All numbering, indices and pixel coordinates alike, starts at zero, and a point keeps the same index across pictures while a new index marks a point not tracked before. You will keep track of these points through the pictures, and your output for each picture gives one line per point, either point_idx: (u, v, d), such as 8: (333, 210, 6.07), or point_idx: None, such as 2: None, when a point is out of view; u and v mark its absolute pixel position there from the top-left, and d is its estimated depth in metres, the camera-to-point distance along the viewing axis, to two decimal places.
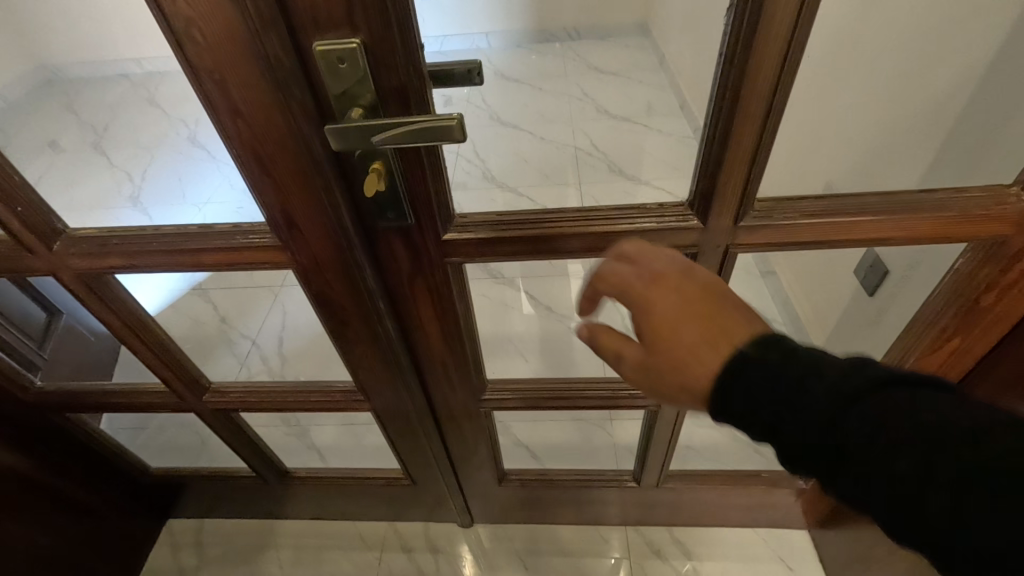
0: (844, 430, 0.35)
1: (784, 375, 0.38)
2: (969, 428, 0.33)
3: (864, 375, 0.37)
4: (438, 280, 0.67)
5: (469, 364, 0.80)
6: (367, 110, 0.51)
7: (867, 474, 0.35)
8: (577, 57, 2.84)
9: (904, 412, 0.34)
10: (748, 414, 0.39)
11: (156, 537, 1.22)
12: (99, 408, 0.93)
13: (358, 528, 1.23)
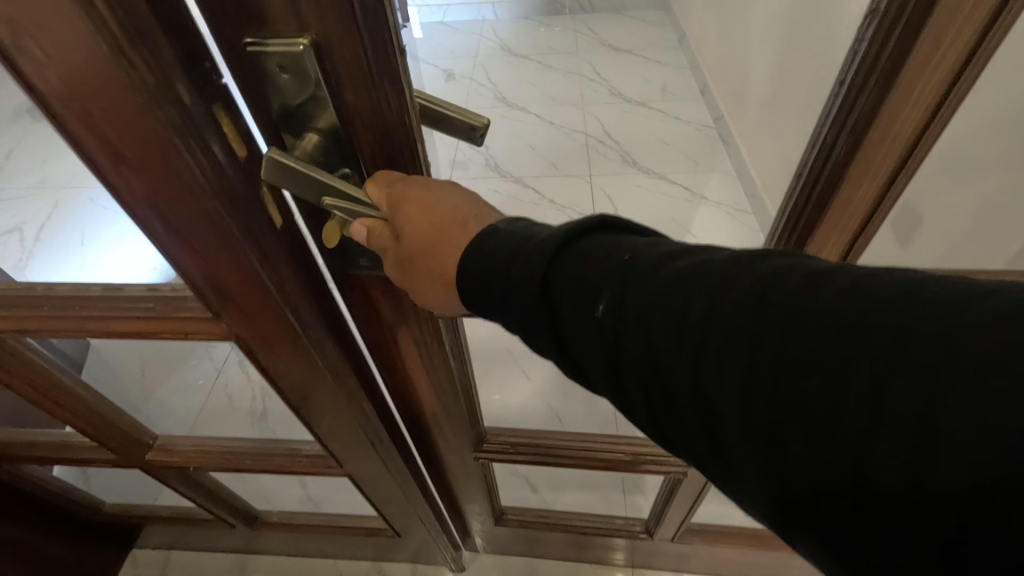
0: (570, 294, 0.35)
1: (509, 246, 0.38)
2: (680, 268, 0.33)
3: (589, 237, 0.37)
4: (428, 338, 0.58)
5: (461, 414, 0.73)
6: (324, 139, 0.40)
7: (599, 334, 0.35)
8: (588, 32, 2.63)
9: (619, 265, 0.34)
10: (486, 293, 0.39)
11: (118, 569, 1.12)
12: (31, 451, 0.81)
13: (339, 566, 1.14)
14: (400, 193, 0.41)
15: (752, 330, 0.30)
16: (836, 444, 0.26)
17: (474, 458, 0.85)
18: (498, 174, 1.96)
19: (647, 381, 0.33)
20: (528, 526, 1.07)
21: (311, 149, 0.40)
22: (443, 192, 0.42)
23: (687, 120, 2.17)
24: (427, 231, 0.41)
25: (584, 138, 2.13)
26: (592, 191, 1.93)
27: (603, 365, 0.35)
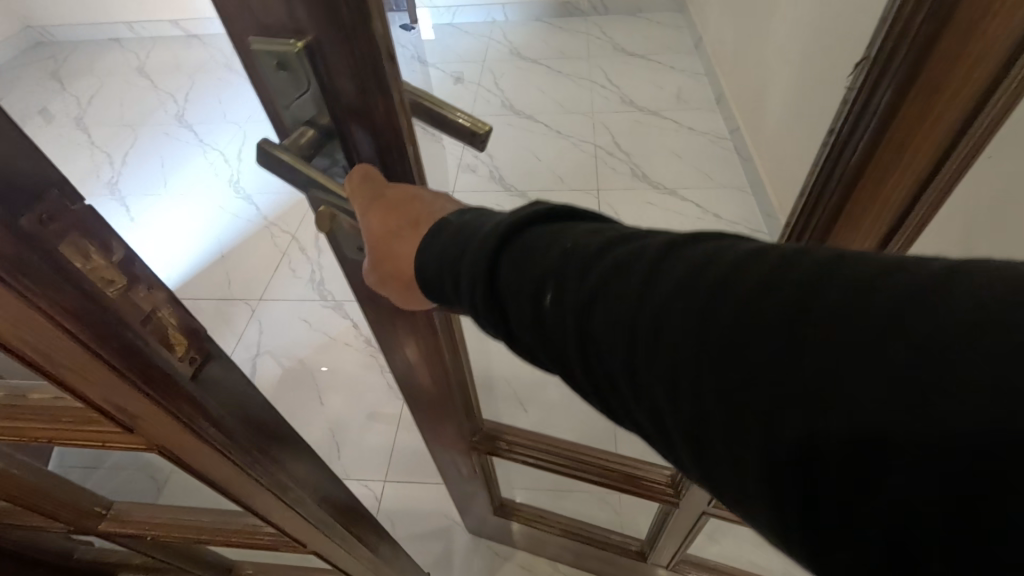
0: (514, 285, 0.33)
1: (456, 241, 0.37)
2: (620, 257, 0.30)
3: (534, 227, 0.35)
4: (424, 330, 0.63)
5: (455, 394, 0.78)
6: (319, 135, 0.41)
7: (540, 328, 0.33)
8: (598, 36, 2.56)
9: (560, 255, 0.32)
10: (434, 287, 0.39)
11: None
12: None
13: None
14: (370, 196, 0.41)
15: (688, 325, 0.26)
16: (776, 452, 0.23)
17: (471, 452, 0.91)
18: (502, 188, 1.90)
19: (589, 375, 0.31)
20: (527, 523, 1.08)
21: (305, 145, 0.40)
22: (409, 193, 0.42)
23: (702, 131, 2.09)
24: (388, 228, 0.41)
25: (593, 148, 2.06)
26: (600, 206, 1.86)
27: (555, 358, 0.33)
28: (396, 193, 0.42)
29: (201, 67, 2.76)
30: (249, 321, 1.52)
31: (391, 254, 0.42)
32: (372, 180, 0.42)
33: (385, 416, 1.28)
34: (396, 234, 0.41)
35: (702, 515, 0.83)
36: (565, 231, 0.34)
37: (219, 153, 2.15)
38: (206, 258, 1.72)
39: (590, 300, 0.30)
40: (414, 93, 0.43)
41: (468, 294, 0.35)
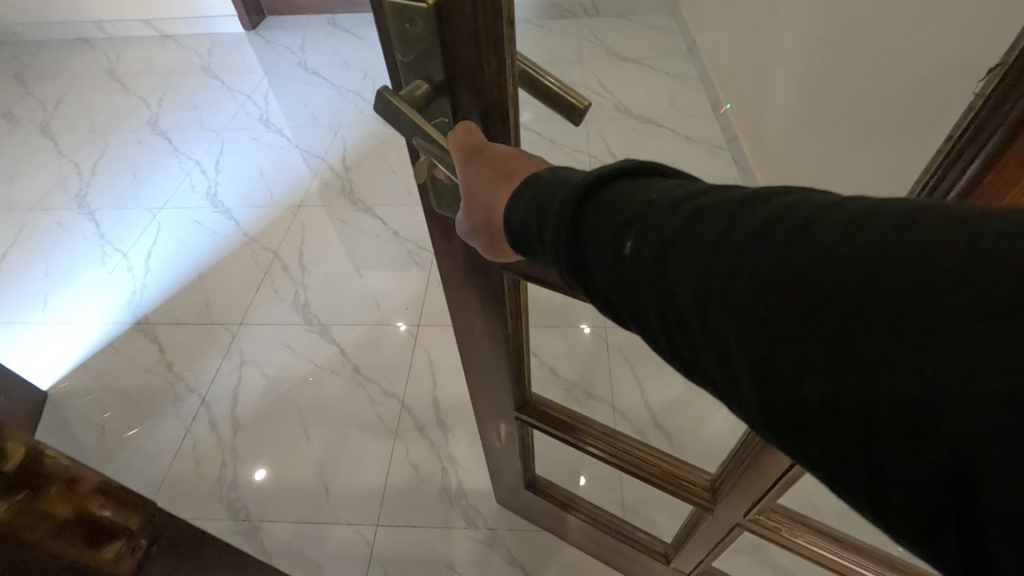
0: (597, 232, 0.31)
1: (546, 190, 0.35)
2: (712, 207, 0.28)
3: (619, 178, 0.33)
4: (494, 285, 0.64)
5: (512, 359, 0.77)
6: (432, 91, 0.44)
7: (617, 272, 0.30)
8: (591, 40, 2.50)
9: (644, 204, 0.30)
10: (522, 238, 0.36)
11: None
12: None
13: None
14: (471, 150, 0.41)
15: (792, 270, 0.24)
16: (869, 389, 0.22)
17: (516, 418, 0.88)
18: None
19: (665, 323, 0.29)
20: (552, 506, 1.03)
21: (417, 98, 0.44)
22: (506, 153, 0.41)
23: (698, 139, 2.03)
24: (485, 173, 0.40)
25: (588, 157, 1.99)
26: None
27: (626, 304, 0.31)
28: (495, 151, 0.41)
29: (175, 70, 2.64)
30: (228, 346, 1.43)
31: (486, 198, 0.40)
32: (474, 138, 0.42)
33: (380, 433, 1.24)
34: (491, 179, 0.40)
35: (736, 526, 0.77)
36: (655, 183, 0.32)
37: (196, 162, 2.05)
38: (179, 277, 1.62)
39: (677, 248, 0.28)
40: (525, 65, 0.45)
41: (550, 240, 0.34)
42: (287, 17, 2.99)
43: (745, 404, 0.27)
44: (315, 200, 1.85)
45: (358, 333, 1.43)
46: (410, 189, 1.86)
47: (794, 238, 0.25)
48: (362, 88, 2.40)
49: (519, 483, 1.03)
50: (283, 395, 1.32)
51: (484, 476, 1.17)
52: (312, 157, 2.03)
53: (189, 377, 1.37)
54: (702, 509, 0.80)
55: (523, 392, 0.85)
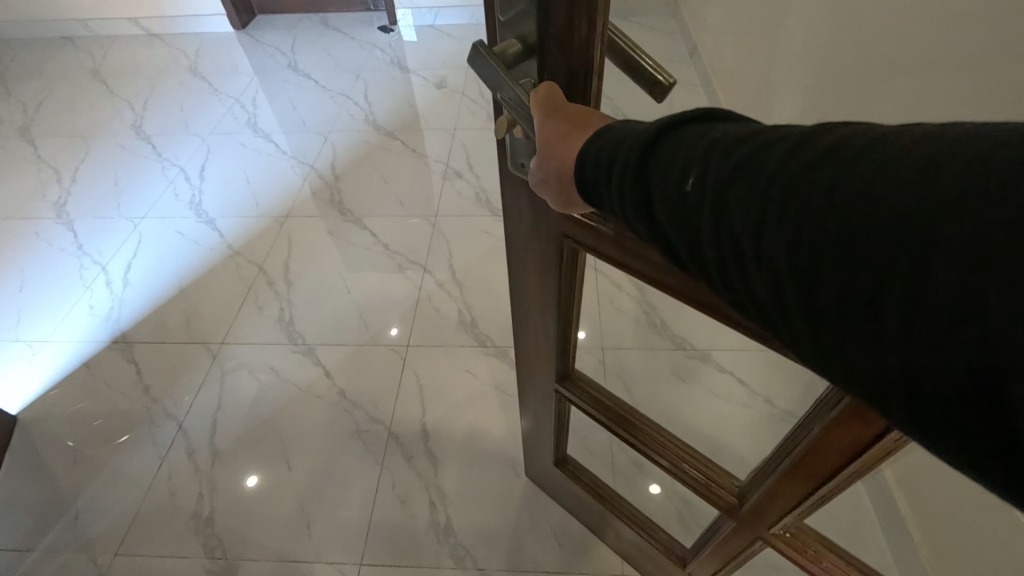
0: (663, 174, 0.34)
1: (614, 140, 0.39)
2: (772, 140, 0.29)
3: (685, 126, 0.35)
4: (553, 250, 0.70)
5: (565, 327, 0.82)
6: (524, 51, 0.48)
7: (679, 209, 0.33)
8: None
9: (708, 143, 0.32)
10: (592, 184, 0.40)
11: None
12: None
13: None
14: (550, 107, 0.46)
15: (843, 189, 0.26)
16: (907, 287, 0.23)
17: (556, 389, 0.92)
18: (488, 213, 1.73)
19: (722, 251, 0.31)
20: (578, 489, 1.04)
21: (510, 56, 0.48)
22: (582, 113, 0.45)
23: None
24: (564, 125, 0.45)
25: None
26: None
27: (684, 236, 0.33)
28: (571, 110, 0.45)
29: (162, 71, 2.57)
30: (208, 370, 1.36)
31: (564, 146, 0.44)
32: (555, 97, 0.46)
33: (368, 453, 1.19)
34: (569, 131, 0.44)
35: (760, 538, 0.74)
36: (720, 125, 0.33)
37: (180, 169, 1.98)
38: (156, 293, 1.55)
39: (736, 177, 0.30)
40: (619, 37, 0.47)
41: (620, 182, 0.37)
42: (278, 16, 2.91)
43: (793, 322, 0.28)
44: (302, 209, 1.78)
45: (345, 353, 1.37)
46: (402, 199, 1.80)
47: (849, 161, 0.26)
48: (354, 92, 2.33)
49: (549, 459, 1.06)
50: (268, 416, 1.27)
51: (478, 500, 1.13)
52: (301, 164, 1.96)
53: (167, 402, 1.30)
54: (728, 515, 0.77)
55: (565, 364, 0.88)
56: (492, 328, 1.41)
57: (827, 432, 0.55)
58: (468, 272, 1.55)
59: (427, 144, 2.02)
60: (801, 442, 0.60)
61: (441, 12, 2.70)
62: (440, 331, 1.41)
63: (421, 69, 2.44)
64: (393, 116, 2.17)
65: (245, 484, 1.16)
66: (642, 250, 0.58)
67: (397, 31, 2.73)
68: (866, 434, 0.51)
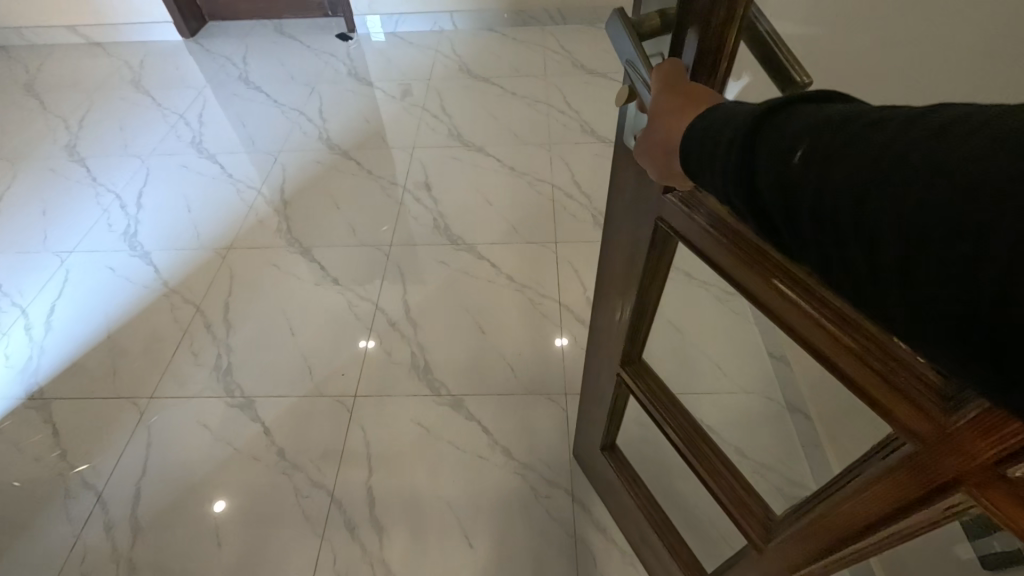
0: (764, 151, 0.27)
1: (722, 113, 0.31)
2: (908, 120, 0.22)
3: (798, 104, 0.27)
4: (646, 232, 0.62)
5: (640, 321, 0.74)
6: (661, 26, 0.44)
7: (779, 194, 0.26)
8: (561, 53, 2.39)
9: (822, 119, 0.25)
10: (694, 158, 0.32)
11: None
12: None
13: None
14: (671, 82, 0.39)
15: (991, 179, 0.19)
16: None
17: (619, 372, 0.84)
18: (448, 240, 1.62)
19: (829, 249, 0.24)
20: (614, 476, 1.00)
21: (647, 28, 0.45)
22: (705, 89, 0.38)
23: None
24: (677, 98, 0.38)
25: (550, 189, 1.76)
26: (557, 268, 1.53)
27: (786, 223, 0.26)
28: (692, 84, 0.38)
29: (102, 84, 2.40)
30: (132, 430, 1.24)
31: (676, 116, 0.37)
32: (678, 73, 0.40)
33: (313, 514, 1.10)
34: (682, 102, 0.37)
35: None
36: (853, 105, 0.26)
37: (116, 196, 1.84)
38: (79, 340, 1.42)
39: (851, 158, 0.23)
40: (763, 24, 0.41)
41: (724, 155, 0.29)
42: (231, 23, 2.75)
43: (900, 321, 0.23)
44: (245, 240, 1.65)
45: (287, 409, 1.26)
46: (354, 228, 1.68)
47: (970, 137, 0.20)
48: (308, 107, 2.19)
49: (597, 440, 1.02)
50: (207, 471, 1.17)
51: (434, 562, 1.04)
52: (246, 189, 1.83)
53: (86, 469, 1.18)
54: (756, 544, 0.65)
55: (634, 347, 0.79)
56: (448, 373, 1.30)
57: (873, 479, 0.43)
58: (424, 309, 1.45)
59: (383, 164, 1.90)
60: (841, 488, 0.47)
61: (403, 19, 2.57)
62: (387, 382, 1.29)
63: (381, 82, 2.31)
64: (349, 133, 2.05)
65: (213, 509, 1.12)
66: (742, 242, 0.47)
67: (356, 40, 2.60)
68: (915, 486, 0.39)
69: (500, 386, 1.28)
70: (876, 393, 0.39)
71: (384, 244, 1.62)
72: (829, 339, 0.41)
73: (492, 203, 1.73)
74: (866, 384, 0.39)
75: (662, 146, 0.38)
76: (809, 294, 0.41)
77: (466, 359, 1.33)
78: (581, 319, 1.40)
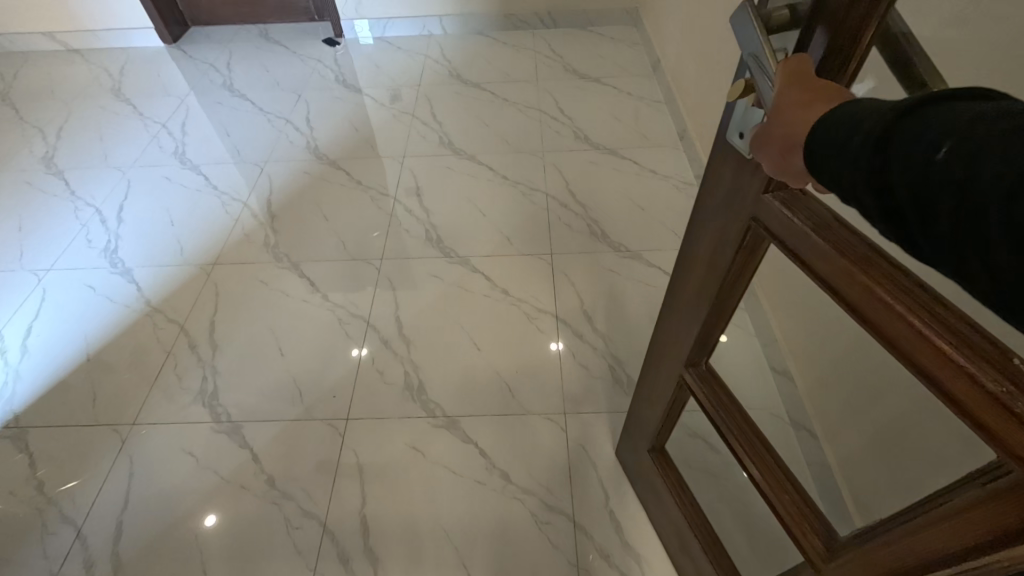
0: (904, 148, 0.27)
1: (855, 110, 0.31)
2: None
3: (943, 103, 0.27)
4: (735, 234, 0.59)
5: (715, 326, 0.70)
6: (791, 21, 0.40)
7: (916, 188, 0.26)
8: (554, 57, 2.36)
9: (972, 117, 0.25)
10: (819, 158, 0.32)
11: None
12: None
13: None
14: (795, 75, 0.37)
15: None
16: None
17: (681, 374, 0.80)
18: (442, 253, 1.58)
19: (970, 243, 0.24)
20: (659, 479, 0.98)
21: (775, 22, 0.41)
22: (834, 88, 0.36)
23: (663, 175, 1.78)
24: (804, 95, 0.36)
25: (545, 199, 1.73)
26: (553, 280, 1.50)
27: (921, 216, 0.26)
28: (823, 82, 0.36)
29: (81, 92, 2.33)
30: (113, 460, 1.19)
31: (804, 114, 0.35)
32: (804, 69, 0.37)
33: (305, 546, 1.06)
34: (811, 98, 0.35)
35: None
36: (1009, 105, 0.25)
37: (95, 210, 1.77)
38: (57, 363, 1.37)
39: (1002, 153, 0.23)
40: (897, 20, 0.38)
41: (860, 150, 0.29)
42: (215, 28, 2.68)
43: None
44: (231, 255, 1.60)
45: (276, 434, 1.21)
46: (344, 241, 1.63)
47: None
48: (295, 115, 2.14)
49: (646, 439, 1.00)
50: (192, 502, 1.12)
51: None
52: (232, 201, 1.78)
53: (65, 502, 1.13)
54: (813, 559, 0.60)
55: (703, 352, 0.75)
56: (444, 393, 1.27)
57: (963, 507, 0.38)
58: (416, 326, 1.40)
59: (373, 174, 1.85)
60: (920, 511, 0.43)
61: (390, 23, 2.52)
62: (380, 403, 1.25)
63: (370, 88, 2.26)
64: (336, 142, 2.00)
65: (201, 524, 1.09)
66: (844, 247, 0.44)
67: (344, 44, 2.54)
68: (1014, 519, 0.35)
69: (502, 406, 1.24)
70: (975, 408, 0.36)
71: (374, 258, 1.58)
72: (928, 349, 0.38)
73: (486, 214, 1.69)
74: (964, 400, 0.36)
75: (785, 142, 0.37)
76: (911, 302, 0.39)
77: (463, 378, 1.29)
78: (580, 334, 1.37)
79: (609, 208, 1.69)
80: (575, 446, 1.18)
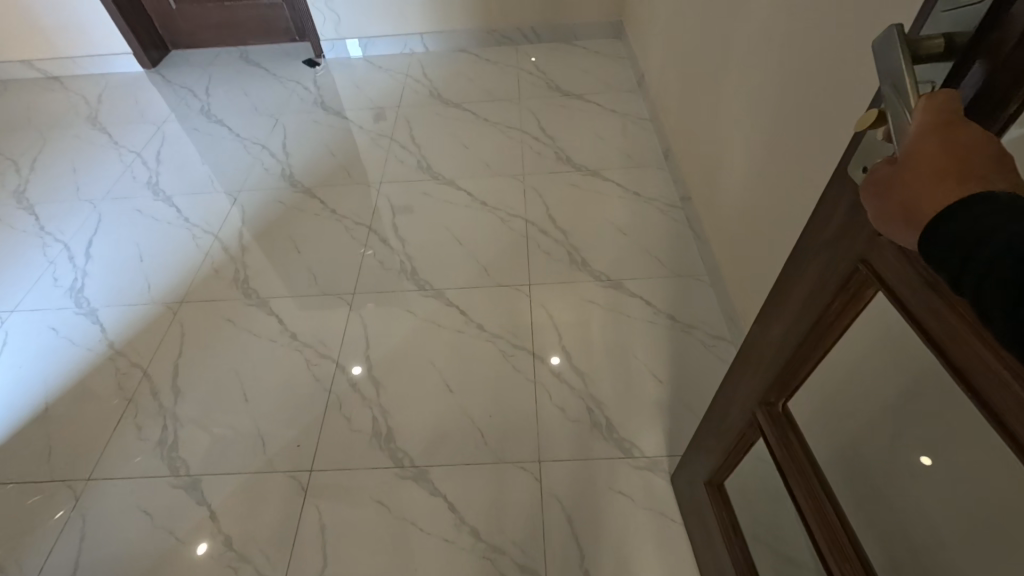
0: None
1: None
2: None
3: None
4: (837, 275, 0.52)
5: (799, 373, 0.63)
6: (946, 53, 0.33)
7: None
8: (539, 73, 2.31)
9: None
10: (955, 236, 0.29)
11: None
12: None
13: None
14: (942, 128, 0.31)
15: None
16: None
17: (754, 412, 0.73)
18: (416, 285, 1.52)
19: None
20: (711, 512, 0.93)
21: (926, 52, 0.34)
22: (980, 148, 0.30)
23: (648, 197, 1.71)
24: (939, 163, 0.31)
25: (524, 225, 1.67)
26: (534, 312, 1.43)
27: None
28: (973, 147, 0.30)
29: (58, 122, 2.29)
30: (65, 521, 1.13)
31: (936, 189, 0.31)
32: (954, 118, 0.31)
33: None
34: (950, 170, 0.30)
35: None
36: None
37: (63, 247, 1.73)
38: (14, 413, 1.32)
39: None
40: None
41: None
42: (195, 51, 2.64)
43: None
44: (198, 293, 1.55)
45: (236, 489, 1.15)
46: (316, 275, 1.57)
47: None
48: (270, 140, 2.10)
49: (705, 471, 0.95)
50: (151, 564, 1.07)
51: None
52: (200, 234, 1.73)
53: (12, 568, 1.07)
54: None
55: (782, 396, 0.68)
56: (416, 442, 1.20)
57: None
58: (388, 367, 1.34)
59: (347, 202, 1.80)
60: None
61: (371, 41, 2.48)
62: (346, 454, 1.19)
63: (352, 110, 2.21)
64: (311, 168, 1.94)
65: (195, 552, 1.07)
66: (964, 309, 0.38)
67: (324, 65, 2.50)
68: None
69: (487, 453, 1.18)
70: None
71: (347, 292, 1.52)
72: None
73: (462, 242, 1.63)
74: None
75: (904, 209, 0.33)
76: None
77: (432, 425, 1.23)
78: (559, 373, 1.30)
79: (593, 233, 1.63)
80: (551, 499, 1.11)
